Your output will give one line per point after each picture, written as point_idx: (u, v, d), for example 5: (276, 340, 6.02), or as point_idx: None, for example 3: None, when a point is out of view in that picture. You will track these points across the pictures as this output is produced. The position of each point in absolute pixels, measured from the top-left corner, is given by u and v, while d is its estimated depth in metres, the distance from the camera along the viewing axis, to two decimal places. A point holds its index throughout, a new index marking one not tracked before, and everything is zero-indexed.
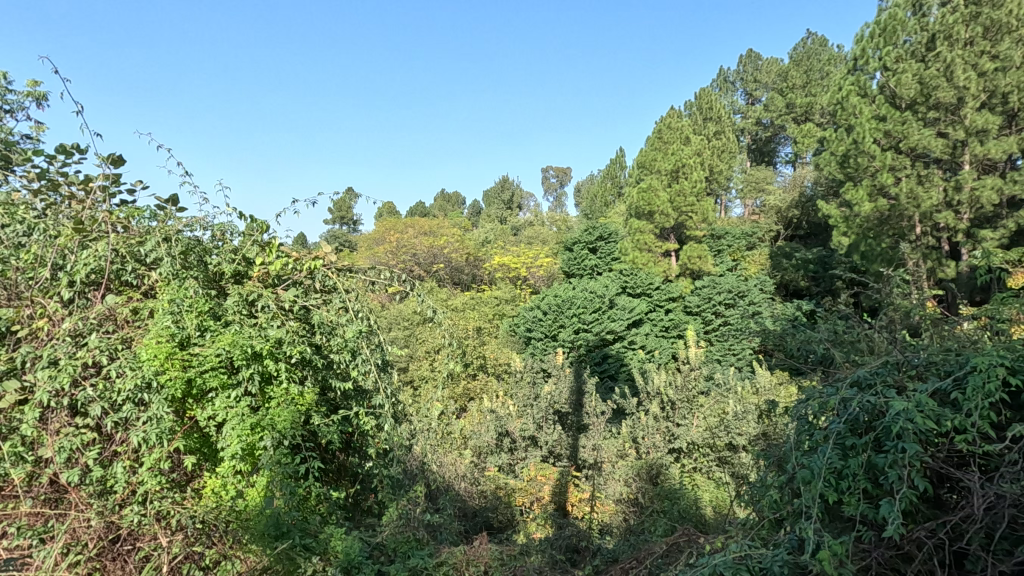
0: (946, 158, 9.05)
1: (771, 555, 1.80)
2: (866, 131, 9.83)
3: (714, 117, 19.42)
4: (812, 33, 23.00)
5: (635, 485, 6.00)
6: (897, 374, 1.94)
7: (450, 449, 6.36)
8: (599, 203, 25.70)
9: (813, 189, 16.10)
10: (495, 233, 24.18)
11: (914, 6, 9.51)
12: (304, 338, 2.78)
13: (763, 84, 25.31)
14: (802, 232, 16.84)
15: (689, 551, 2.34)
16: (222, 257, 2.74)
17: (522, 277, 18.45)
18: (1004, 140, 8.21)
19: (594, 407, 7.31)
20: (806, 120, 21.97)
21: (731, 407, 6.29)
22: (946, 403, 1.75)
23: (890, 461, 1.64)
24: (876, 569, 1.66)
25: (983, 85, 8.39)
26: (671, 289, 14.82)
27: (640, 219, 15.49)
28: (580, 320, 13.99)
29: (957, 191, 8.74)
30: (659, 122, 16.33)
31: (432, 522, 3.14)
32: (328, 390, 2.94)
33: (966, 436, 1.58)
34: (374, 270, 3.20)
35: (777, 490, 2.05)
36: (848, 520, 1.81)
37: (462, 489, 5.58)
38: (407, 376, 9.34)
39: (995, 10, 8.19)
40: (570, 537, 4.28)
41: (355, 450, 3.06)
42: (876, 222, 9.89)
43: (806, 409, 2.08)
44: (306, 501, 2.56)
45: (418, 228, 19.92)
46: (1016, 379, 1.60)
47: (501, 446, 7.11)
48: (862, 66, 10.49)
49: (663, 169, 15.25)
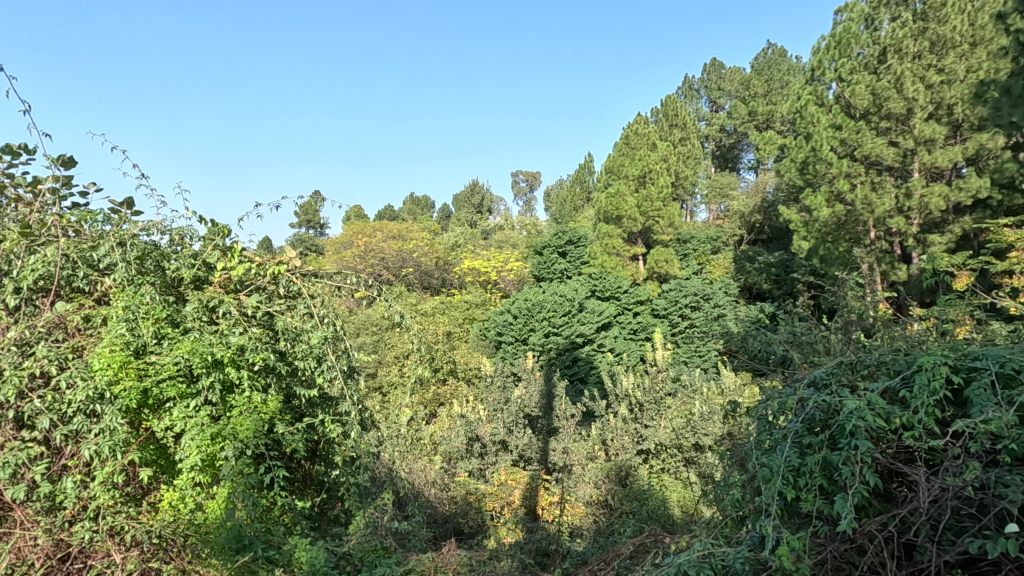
0: (898, 166, 9.48)
1: (734, 553, 1.85)
2: (823, 139, 10.21)
3: (679, 124, 19.86)
4: (772, 44, 23.84)
5: (605, 487, 6.08)
6: (849, 374, 2.02)
7: (419, 455, 6.29)
8: (568, 207, 25.89)
9: (775, 195, 16.64)
10: (465, 236, 24.11)
11: (866, 20, 9.94)
12: (267, 345, 2.72)
13: (727, 92, 26.08)
14: (764, 237, 17.35)
15: (655, 551, 2.37)
16: (181, 262, 2.66)
17: (492, 281, 18.46)
18: (950, 150, 8.63)
19: (564, 410, 7.36)
20: (767, 128, 22.70)
21: (697, 408, 6.44)
22: (896, 400, 1.83)
23: (844, 457, 1.70)
24: (831, 563, 1.72)
25: (930, 96, 8.82)
26: (639, 293, 15.10)
27: (609, 223, 15.77)
28: (550, 323, 14.09)
29: (908, 197, 9.16)
30: (626, 128, 16.64)
31: (400, 530, 3.10)
32: (292, 398, 2.88)
33: (912, 432, 1.65)
34: (340, 275, 3.17)
35: (739, 489, 2.10)
36: (805, 516, 1.87)
37: (432, 495, 5.51)
38: (376, 382, 9.24)
39: (941, 26, 8.63)
40: (541, 541, 4.32)
41: (321, 458, 2.98)
42: (833, 227, 10.25)
43: (766, 409, 2.14)
44: (270, 511, 2.49)
45: (387, 232, 19.64)
46: (958, 377, 1.69)
47: (471, 451, 7.01)
48: (818, 76, 10.90)
49: (631, 174, 15.48)
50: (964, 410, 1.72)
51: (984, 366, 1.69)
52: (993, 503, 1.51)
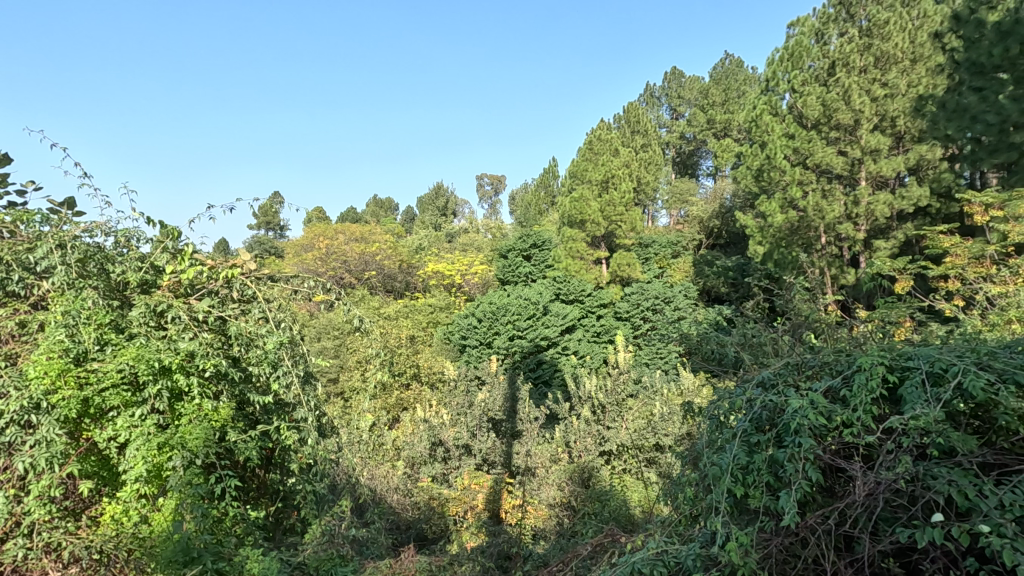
0: (846, 174, 9.90)
1: (686, 551, 1.90)
2: (777, 147, 10.58)
3: (641, 130, 20.29)
4: (730, 55, 24.68)
5: (568, 489, 6.14)
6: (796, 374, 2.10)
7: (381, 462, 6.21)
8: (532, 211, 26.03)
9: (732, 201, 17.20)
10: (429, 240, 23.95)
11: (817, 34, 10.33)
12: (220, 350, 2.63)
13: (686, 100, 26.81)
14: (722, 241, 17.87)
15: (612, 552, 2.42)
16: (127, 265, 2.54)
17: (456, 284, 18.39)
18: (893, 160, 9.11)
19: (528, 413, 7.40)
20: (724, 136, 23.39)
21: (658, 409, 6.61)
22: (837, 399, 1.92)
23: (789, 455, 1.77)
24: (776, 557, 1.80)
25: (875, 109, 9.26)
26: (602, 296, 15.33)
27: (572, 227, 15.98)
28: (514, 326, 14.14)
29: (856, 205, 9.58)
30: (590, 134, 16.86)
31: (359, 537, 3.05)
32: (246, 405, 2.79)
33: (851, 430, 1.74)
34: (298, 278, 3.09)
35: (693, 487, 2.15)
36: (753, 512, 1.94)
37: (395, 501, 5.48)
38: (337, 388, 9.09)
39: (884, 43, 9.06)
40: (503, 544, 4.34)
41: (276, 466, 2.92)
42: (786, 232, 10.65)
43: (717, 410, 2.22)
44: (221, 523, 2.42)
45: (350, 234, 19.29)
46: (893, 376, 1.78)
47: (434, 456, 6.96)
48: (773, 87, 11.28)
49: (594, 179, 15.73)
50: (898, 407, 1.81)
51: (916, 366, 1.78)
52: (922, 495, 1.60)
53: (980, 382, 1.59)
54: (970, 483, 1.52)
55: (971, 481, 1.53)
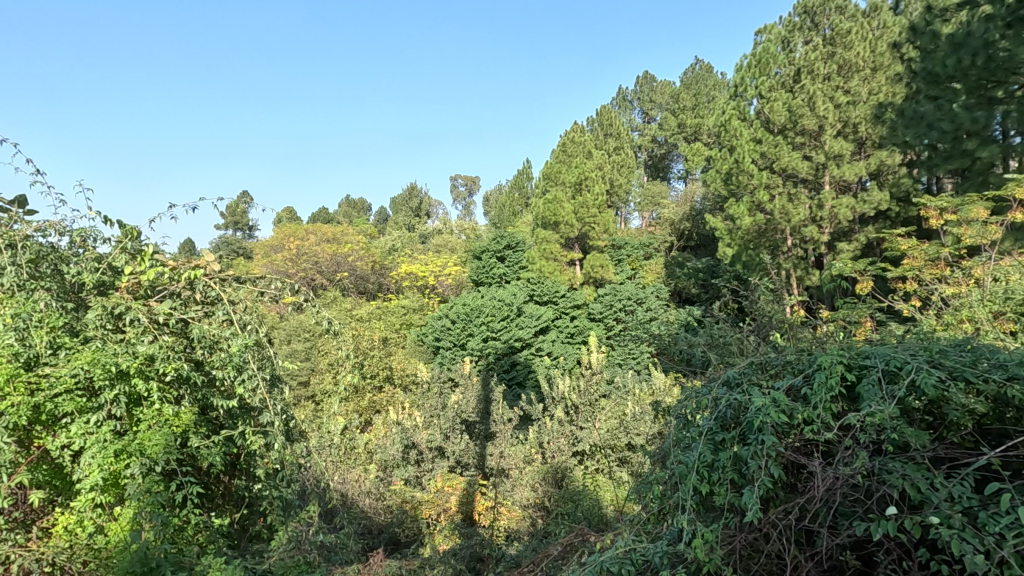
0: (811, 178, 10.18)
1: (653, 548, 1.92)
2: (745, 152, 10.82)
3: (614, 133, 20.54)
4: (700, 60, 25.21)
5: (541, 490, 6.15)
6: (759, 374, 2.14)
7: (353, 465, 6.12)
8: (507, 211, 26.09)
9: (702, 204, 17.56)
10: (402, 240, 23.74)
11: (783, 42, 10.57)
12: (181, 354, 2.56)
13: (658, 104, 27.29)
14: (692, 243, 18.20)
15: (581, 552, 2.44)
16: (83, 266, 2.45)
17: (430, 286, 18.30)
18: (855, 165, 9.41)
19: (501, 415, 7.40)
20: (695, 140, 23.86)
21: (630, 409, 6.70)
22: (798, 397, 1.97)
23: (751, 452, 1.81)
24: (739, 552, 1.84)
25: (838, 115, 9.55)
26: (576, 297, 15.48)
27: (546, 229, 16.03)
28: (488, 328, 14.08)
29: (820, 208, 9.87)
30: (563, 136, 16.96)
31: (326, 543, 3.00)
32: (209, 410, 2.72)
33: (811, 427, 1.79)
34: (265, 279, 3.01)
35: (661, 486, 2.18)
36: (718, 509, 1.97)
37: (367, 505, 5.42)
38: (308, 391, 8.93)
39: (847, 51, 9.35)
40: (475, 546, 4.35)
41: (242, 472, 2.87)
42: (754, 235, 10.91)
43: (684, 409, 2.26)
44: (182, 532, 2.37)
45: (321, 234, 18.97)
46: (851, 374, 1.83)
47: (407, 459, 6.88)
48: (741, 92, 11.52)
49: (567, 181, 15.83)
50: (856, 404, 1.87)
51: (872, 364, 1.84)
52: (877, 489, 1.65)
53: (931, 380, 1.65)
54: (922, 477, 1.58)
55: (923, 475, 1.58)
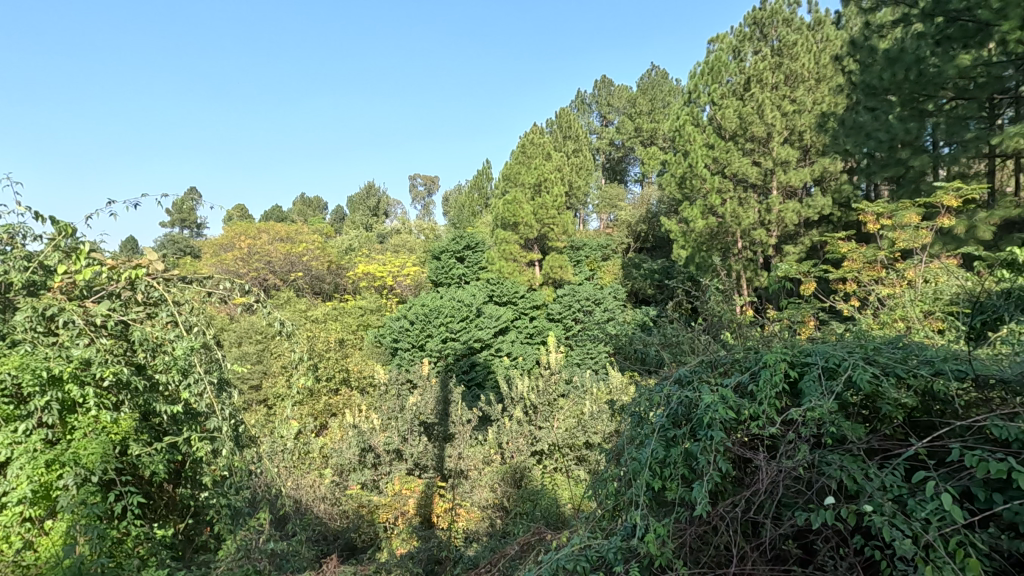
0: (760, 183, 10.58)
1: (607, 544, 1.96)
2: (699, 156, 11.15)
3: (572, 136, 20.77)
4: (656, 66, 25.83)
5: (500, 490, 6.13)
6: (710, 372, 2.21)
7: (307, 470, 5.96)
8: (466, 212, 26.01)
9: (657, 207, 17.99)
10: (360, 240, 23.31)
11: (734, 51, 10.91)
12: (120, 358, 2.43)
13: (616, 108, 27.77)
14: (648, 245, 18.58)
15: (537, 551, 2.46)
16: (11, 264, 2.29)
17: (388, 286, 18.04)
18: (801, 171, 9.84)
19: (460, 416, 7.36)
20: (651, 144, 24.42)
21: (588, 408, 6.80)
22: (745, 393, 2.04)
23: (701, 448, 1.87)
24: (689, 545, 1.89)
25: (785, 123, 9.97)
26: (535, 298, 15.61)
27: (506, 229, 16.06)
28: (447, 328, 13.94)
29: (768, 212, 10.27)
30: (523, 137, 17.04)
31: (278, 551, 2.92)
32: (152, 416, 2.60)
33: (757, 422, 1.86)
34: (213, 279, 2.89)
35: (615, 483, 2.22)
36: (670, 504, 2.03)
37: (321, 511, 5.30)
38: (260, 395, 8.65)
39: (793, 62, 9.78)
40: (433, 548, 4.33)
41: (187, 480, 2.75)
42: (707, 237, 11.26)
43: (638, 407, 2.31)
44: (120, 545, 2.24)
45: (274, 233, 18.34)
46: (794, 371, 1.92)
47: (364, 462, 6.76)
48: (694, 99, 11.86)
49: (527, 182, 15.90)
50: (799, 400, 1.95)
51: (813, 361, 1.93)
52: (817, 481, 1.74)
53: (865, 375, 1.75)
54: (857, 468, 1.67)
55: (859, 466, 1.67)
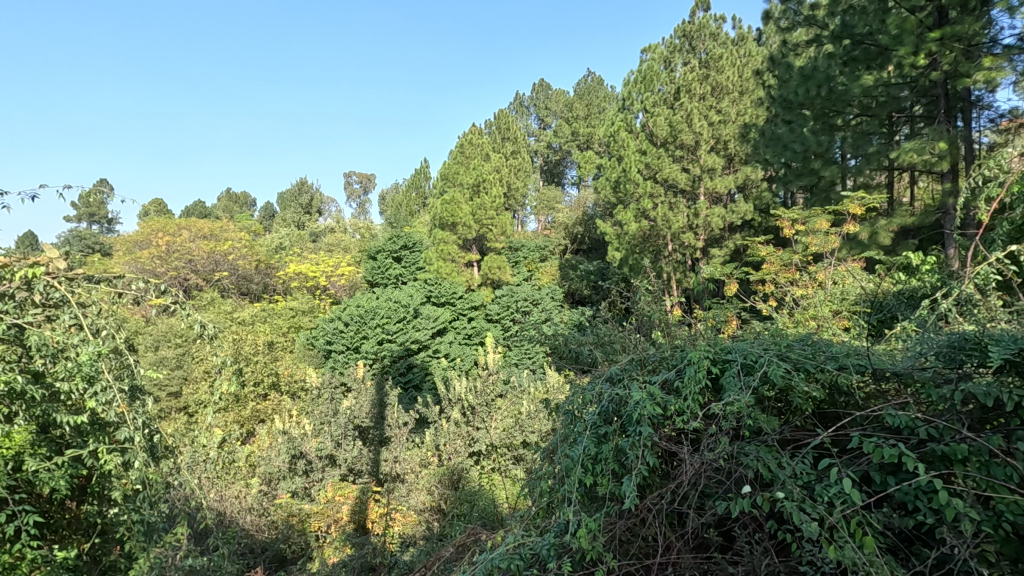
0: (689, 189, 11.07)
1: (541, 542, 1.98)
2: (632, 162, 11.51)
3: (511, 138, 20.94)
4: (592, 72, 26.53)
5: (437, 492, 6.03)
6: (639, 370, 2.29)
7: (232, 481, 5.65)
8: (404, 211, 25.61)
9: (593, 209, 18.47)
10: (291, 239, 22.41)
11: (665, 61, 11.25)
12: (14, 365, 2.22)
13: (553, 112, 28.24)
14: (584, 247, 19.02)
15: (470, 551, 2.47)
16: None
17: (321, 286, 17.44)
18: (725, 179, 10.40)
19: (396, 419, 7.22)
20: (587, 148, 25.03)
21: (525, 407, 6.87)
22: (671, 390, 2.13)
23: (630, 443, 1.93)
24: (618, 538, 1.95)
25: (711, 133, 10.51)
26: (473, 298, 15.60)
27: (444, 229, 15.90)
28: (383, 330, 13.65)
29: (696, 217, 10.76)
30: (461, 137, 16.97)
31: (198, 567, 2.79)
32: (53, 428, 2.40)
33: (682, 417, 1.94)
34: (127, 279, 2.64)
35: (548, 481, 2.26)
36: (601, 499, 2.08)
37: (247, 522, 5.04)
38: (180, 402, 8.13)
39: (719, 75, 10.31)
40: (366, 555, 4.25)
41: (94, 495, 2.55)
42: (640, 240, 11.66)
43: (572, 405, 2.35)
44: (12, 570, 2.04)
45: (196, 230, 17.06)
46: (716, 367, 2.01)
47: (294, 470, 6.49)
48: (628, 106, 12.21)
49: (465, 183, 15.82)
50: (720, 395, 2.06)
51: (733, 358, 2.04)
52: (735, 471, 1.84)
53: (778, 370, 1.87)
54: (772, 458, 1.78)
55: (773, 456, 1.78)
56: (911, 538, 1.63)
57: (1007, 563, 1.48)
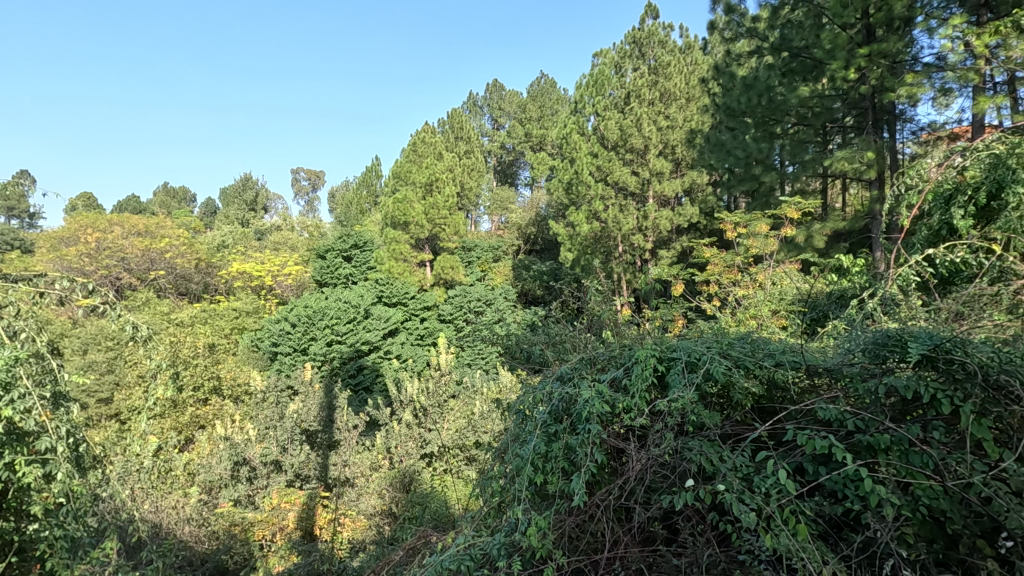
0: (638, 192, 11.34)
1: (491, 542, 1.99)
2: (584, 164, 11.69)
3: (464, 137, 20.86)
4: (545, 75, 26.83)
5: (388, 496, 5.93)
6: (588, 368, 2.32)
7: (169, 490, 5.36)
8: (354, 209, 25.05)
9: (546, 210, 18.66)
10: (234, 237, 21.51)
11: (616, 66, 11.46)
12: None
13: (507, 112, 28.34)
14: (537, 247, 19.18)
15: (421, 553, 2.45)
16: None
17: (267, 286, 16.82)
18: (672, 183, 10.73)
19: (346, 422, 7.05)
20: (540, 149, 25.26)
21: (478, 408, 6.86)
22: (620, 387, 2.17)
23: (580, 441, 1.96)
24: (567, 534, 1.98)
25: (659, 138, 10.83)
26: (426, 298, 15.45)
27: (395, 228, 15.66)
28: (332, 331, 13.32)
29: (645, 219, 11.04)
30: (414, 135, 16.76)
31: None
32: None
33: (629, 414, 1.98)
34: (51, 278, 2.46)
35: (499, 480, 2.27)
36: (551, 496, 2.10)
37: (184, 534, 4.79)
38: (111, 408, 7.66)
39: (666, 82, 10.63)
40: (312, 562, 4.15)
41: (12, 511, 2.37)
42: (591, 241, 11.86)
43: (523, 404, 2.37)
44: None
45: (129, 226, 16.25)
46: (661, 365, 2.07)
47: (237, 478, 6.24)
48: (580, 109, 12.38)
49: (417, 181, 15.59)
50: (665, 391, 2.12)
51: (678, 356, 2.10)
52: (679, 465, 1.90)
53: (720, 367, 1.93)
54: (713, 452, 1.84)
55: (714, 450, 1.85)
56: (839, 524, 1.73)
57: (924, 544, 1.60)
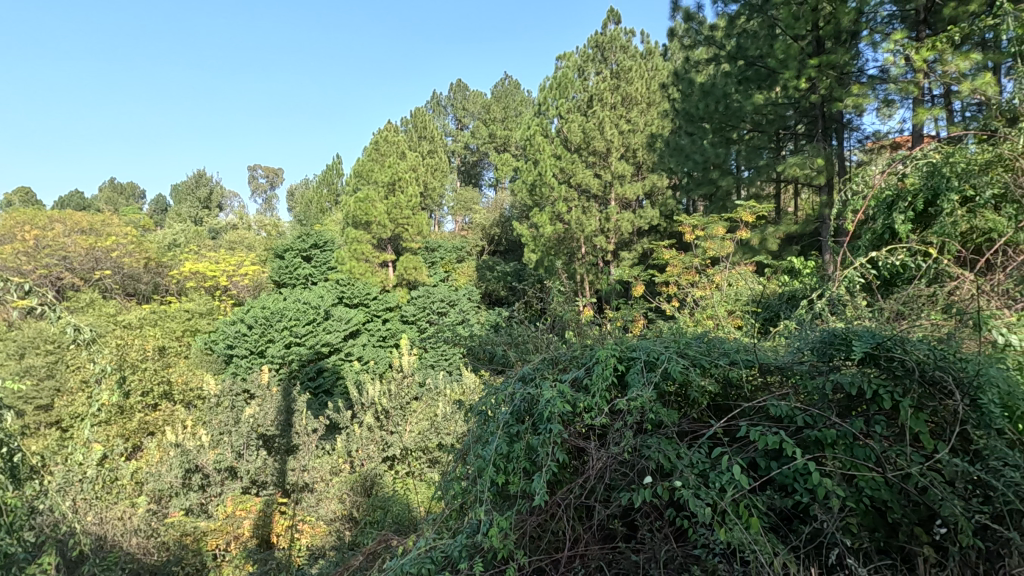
0: (600, 194, 11.49)
1: (453, 544, 1.97)
2: (547, 165, 11.76)
3: (427, 137, 20.70)
4: (509, 76, 26.92)
5: (348, 501, 5.85)
6: (550, 369, 2.33)
7: (114, 500, 5.09)
8: (314, 208, 24.49)
9: (509, 211, 18.70)
10: (187, 235, 20.70)
11: (579, 70, 11.58)
12: None
13: (471, 113, 28.27)
14: (501, 248, 19.18)
15: (382, 557, 2.43)
16: None
17: (221, 287, 16.26)
18: (633, 185, 10.92)
19: (305, 425, 6.88)
20: (504, 151, 25.32)
21: (441, 410, 6.81)
22: (580, 387, 2.19)
23: (541, 440, 1.97)
24: (529, 534, 1.99)
25: (621, 142, 11.02)
26: (388, 299, 15.24)
27: (356, 228, 15.39)
28: (291, 332, 12.99)
29: (607, 221, 11.20)
30: (376, 133, 16.51)
31: None
32: None
33: (590, 414, 2.01)
34: None
35: (461, 482, 2.25)
36: (513, 497, 2.10)
37: (131, 545, 4.57)
38: (52, 415, 7.25)
39: (628, 86, 10.81)
40: None
41: None
42: (554, 242, 11.95)
43: (485, 405, 2.36)
44: None
45: (71, 223, 15.49)
46: (621, 365, 2.10)
47: (189, 486, 6.00)
48: (544, 111, 12.44)
49: (380, 180, 15.36)
50: (625, 390, 2.15)
51: (637, 356, 2.14)
52: (638, 462, 1.93)
53: (677, 366, 1.98)
54: (671, 450, 1.88)
55: (672, 447, 1.89)
56: (789, 516, 1.79)
57: (866, 533, 1.68)
